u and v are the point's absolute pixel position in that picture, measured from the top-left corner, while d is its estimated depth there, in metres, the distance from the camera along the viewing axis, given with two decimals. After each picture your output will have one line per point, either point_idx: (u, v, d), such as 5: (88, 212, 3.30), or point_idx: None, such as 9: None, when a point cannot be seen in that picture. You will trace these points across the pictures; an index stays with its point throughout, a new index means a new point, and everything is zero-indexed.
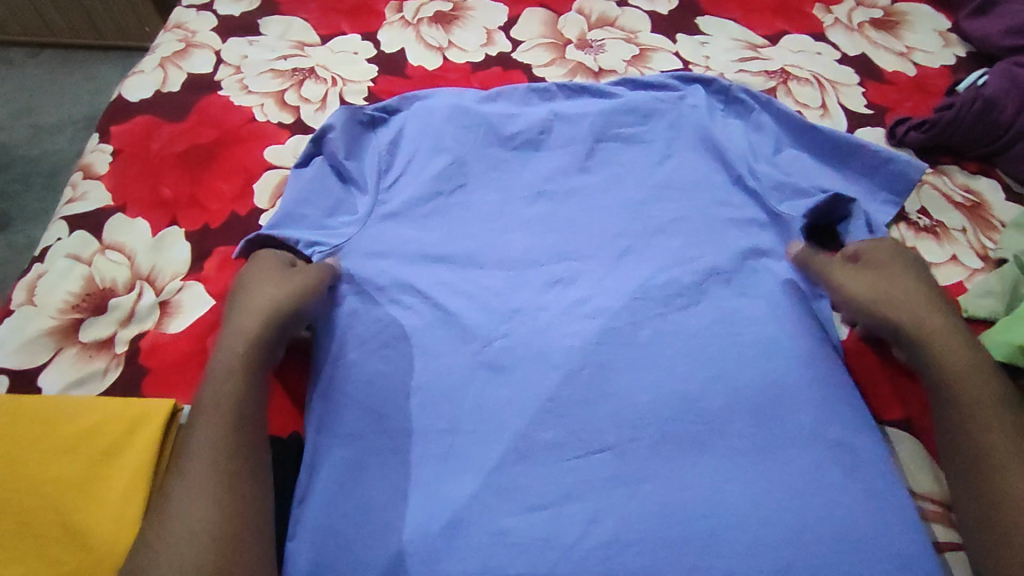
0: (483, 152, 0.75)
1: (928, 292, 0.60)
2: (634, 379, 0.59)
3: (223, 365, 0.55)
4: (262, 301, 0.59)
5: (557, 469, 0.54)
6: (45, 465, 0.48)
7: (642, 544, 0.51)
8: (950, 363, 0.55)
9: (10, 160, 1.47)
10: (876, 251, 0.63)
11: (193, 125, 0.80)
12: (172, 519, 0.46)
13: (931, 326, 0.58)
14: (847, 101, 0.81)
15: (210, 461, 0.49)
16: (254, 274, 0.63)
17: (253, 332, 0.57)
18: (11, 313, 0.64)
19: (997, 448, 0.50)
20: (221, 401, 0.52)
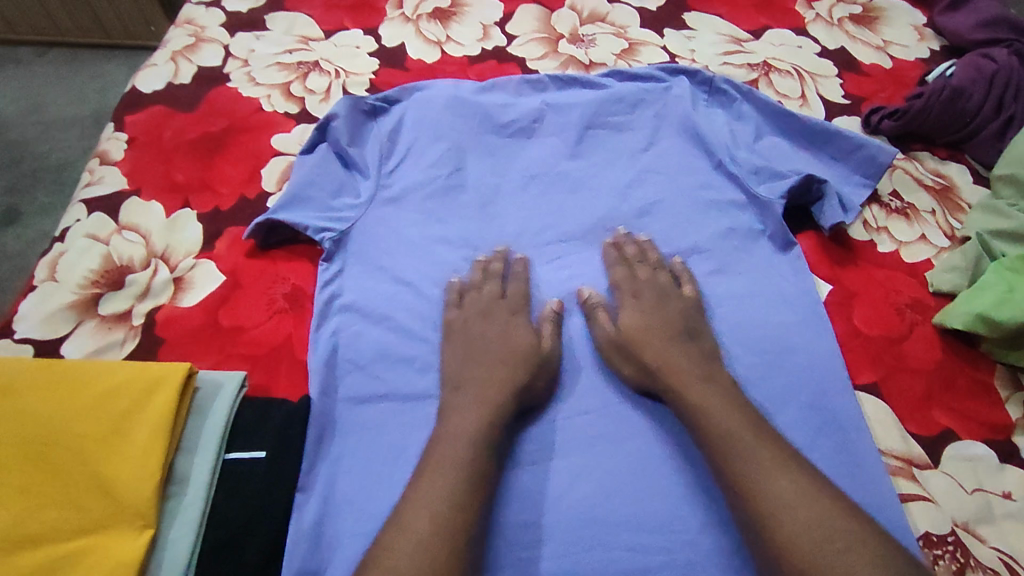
0: (479, 139, 0.79)
1: (664, 347, 0.60)
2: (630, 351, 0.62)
3: (468, 413, 0.56)
4: (526, 361, 0.60)
5: (546, 429, 0.59)
6: (72, 420, 0.52)
7: (623, 494, 0.56)
8: (699, 403, 0.55)
9: (19, 156, 1.51)
10: (630, 320, 0.63)
11: (204, 116, 0.85)
12: (413, 550, 0.47)
13: (674, 375, 0.58)
14: (825, 92, 0.85)
15: (446, 501, 0.50)
16: (487, 326, 0.63)
17: (499, 385, 0.58)
18: (34, 289, 0.68)
19: (745, 478, 0.50)
20: (460, 431, 0.55)
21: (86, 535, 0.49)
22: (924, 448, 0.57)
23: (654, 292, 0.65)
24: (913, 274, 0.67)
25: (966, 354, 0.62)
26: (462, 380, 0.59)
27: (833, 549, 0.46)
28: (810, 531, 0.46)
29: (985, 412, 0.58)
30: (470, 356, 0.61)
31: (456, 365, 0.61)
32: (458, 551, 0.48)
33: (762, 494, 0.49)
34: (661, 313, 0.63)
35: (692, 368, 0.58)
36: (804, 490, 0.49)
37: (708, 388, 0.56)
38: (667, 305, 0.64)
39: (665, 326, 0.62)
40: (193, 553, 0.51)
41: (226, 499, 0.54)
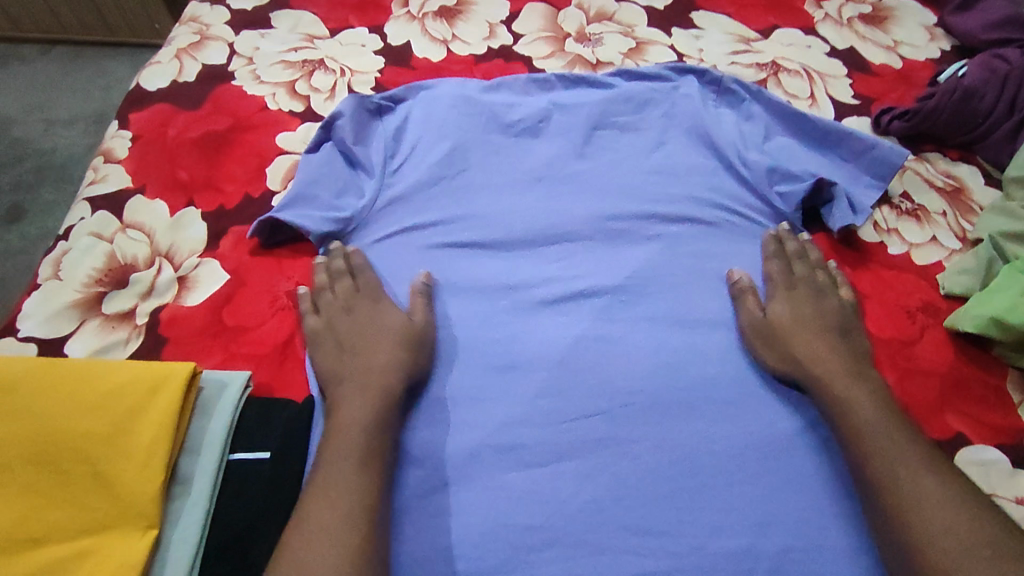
0: (485, 138, 0.78)
1: (814, 342, 0.60)
2: (636, 358, 0.62)
3: (358, 397, 0.56)
4: (399, 340, 0.61)
5: (554, 430, 0.58)
6: (75, 420, 0.52)
7: (632, 497, 0.55)
8: (845, 404, 0.55)
9: (23, 153, 1.51)
10: (778, 308, 0.63)
11: (209, 114, 0.84)
12: (316, 542, 0.48)
13: (829, 373, 0.58)
14: (835, 92, 0.84)
15: (349, 492, 0.50)
16: (371, 310, 0.64)
17: (386, 367, 0.59)
18: (38, 287, 0.68)
19: (890, 475, 0.50)
20: (350, 419, 0.55)
21: (91, 534, 0.49)
22: (936, 453, 0.56)
23: (809, 287, 0.64)
24: (924, 277, 0.66)
25: (977, 357, 0.61)
26: (343, 369, 0.60)
27: (981, 556, 0.46)
28: (956, 535, 0.47)
29: (996, 416, 0.58)
30: (350, 344, 0.62)
31: (337, 356, 0.61)
32: (365, 532, 0.49)
33: (908, 500, 0.49)
34: (816, 311, 0.63)
35: (840, 364, 0.58)
36: (952, 496, 0.49)
37: (857, 384, 0.56)
38: (822, 299, 0.64)
39: (828, 319, 0.62)
40: (197, 554, 0.50)
41: (231, 500, 0.53)
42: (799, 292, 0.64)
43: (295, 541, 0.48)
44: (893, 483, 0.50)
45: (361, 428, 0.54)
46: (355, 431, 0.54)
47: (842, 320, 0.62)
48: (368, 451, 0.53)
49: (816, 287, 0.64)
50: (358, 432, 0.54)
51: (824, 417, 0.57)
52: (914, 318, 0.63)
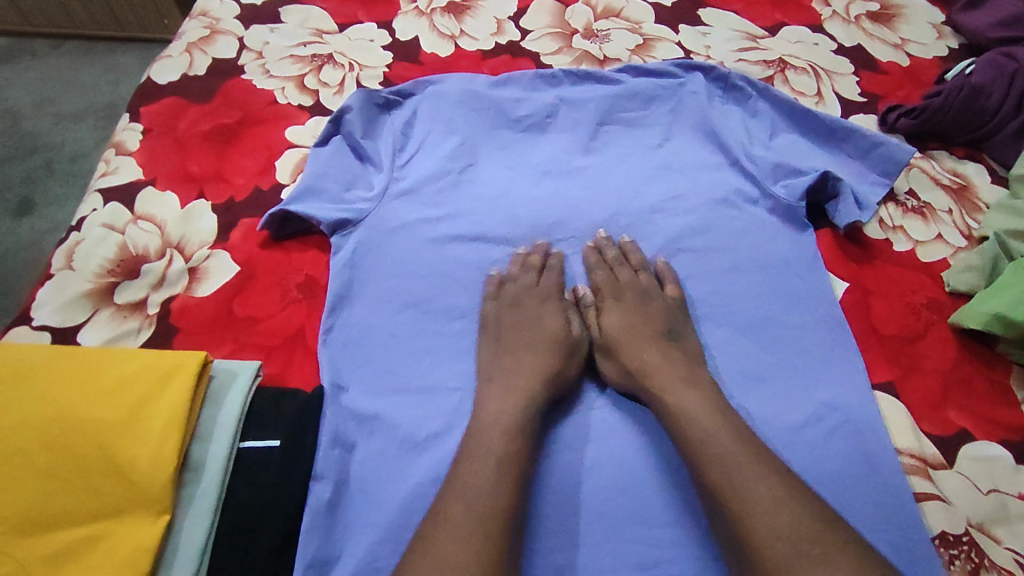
0: (493, 133, 0.79)
1: (642, 348, 0.61)
2: (615, 361, 0.62)
3: (505, 399, 0.57)
4: (526, 341, 0.63)
5: (562, 420, 0.60)
6: (88, 407, 0.53)
7: (636, 489, 0.57)
8: (674, 409, 0.55)
9: (33, 147, 1.53)
10: (613, 324, 0.64)
11: (218, 108, 0.85)
12: (462, 534, 0.48)
13: (655, 377, 0.58)
14: (842, 90, 0.85)
15: (490, 486, 0.50)
16: (536, 317, 0.65)
17: (538, 374, 0.59)
18: (51, 277, 0.69)
19: (716, 470, 0.50)
20: (498, 416, 0.55)
21: (105, 519, 0.50)
22: (938, 448, 0.57)
23: (637, 294, 0.65)
24: (929, 274, 0.67)
25: (981, 354, 0.61)
26: (494, 372, 0.60)
27: (809, 554, 0.45)
28: (783, 534, 0.46)
29: (1000, 413, 0.58)
30: (509, 339, 0.63)
31: (493, 353, 0.62)
32: (500, 533, 0.48)
33: (738, 500, 0.49)
34: (646, 316, 0.64)
35: (669, 368, 0.58)
36: (775, 493, 0.48)
37: (685, 388, 0.56)
38: (676, 303, 0.65)
39: (643, 327, 0.63)
40: (207, 539, 0.51)
41: (241, 488, 0.54)
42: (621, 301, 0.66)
43: (443, 533, 0.48)
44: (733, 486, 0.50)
45: (508, 426, 0.54)
46: (504, 430, 0.54)
47: (658, 322, 0.63)
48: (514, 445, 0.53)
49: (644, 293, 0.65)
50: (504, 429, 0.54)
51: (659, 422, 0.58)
52: (919, 314, 0.64)
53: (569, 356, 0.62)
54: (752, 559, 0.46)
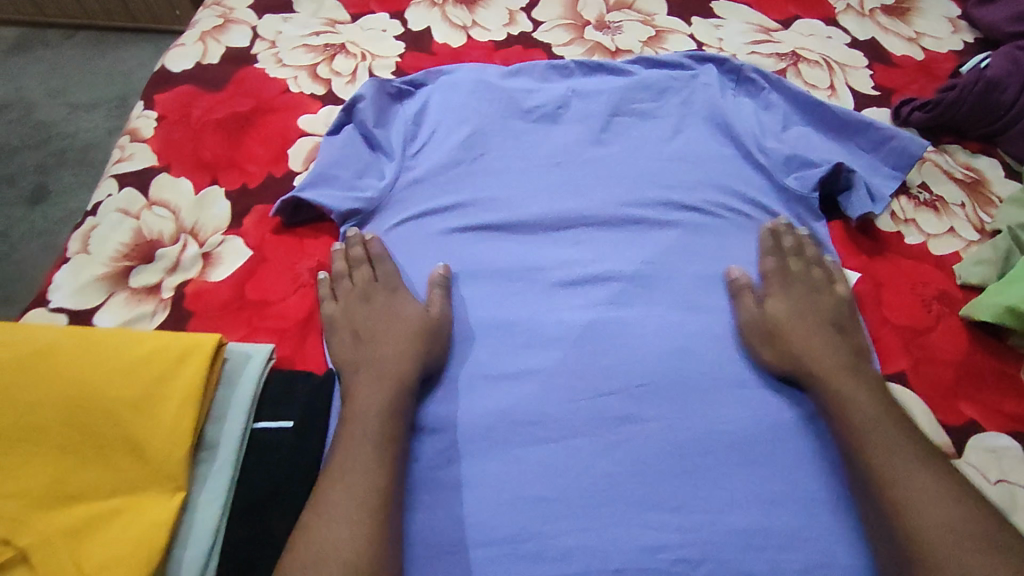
0: (504, 123, 0.79)
1: (808, 335, 0.60)
2: (774, 346, 0.61)
3: (374, 388, 0.57)
4: (401, 328, 0.62)
5: (572, 406, 0.59)
6: (107, 386, 0.54)
7: (644, 474, 0.56)
8: (839, 397, 0.55)
9: (46, 136, 1.54)
10: (776, 307, 0.63)
11: (232, 95, 0.86)
12: (340, 522, 0.49)
13: (819, 364, 0.58)
14: (855, 83, 0.84)
15: (366, 474, 0.51)
16: (393, 304, 0.64)
17: (402, 360, 0.59)
18: (67, 261, 0.70)
19: (877, 461, 0.51)
20: (366, 402, 0.55)
21: (122, 495, 0.51)
22: (948, 439, 0.57)
23: (805, 285, 0.64)
24: (941, 267, 0.66)
25: (992, 347, 0.61)
26: (360, 362, 0.60)
27: (967, 548, 0.46)
28: (946, 526, 0.47)
29: (1011, 405, 0.58)
30: (381, 325, 0.62)
31: (354, 343, 0.62)
32: (379, 521, 0.50)
33: (893, 489, 0.50)
34: (813, 305, 0.62)
35: (832, 357, 0.58)
36: (935, 490, 0.49)
37: (851, 378, 0.56)
38: (817, 295, 0.63)
39: (815, 316, 0.62)
40: (224, 514, 0.52)
41: (255, 467, 0.55)
42: (793, 288, 0.64)
43: (315, 523, 0.49)
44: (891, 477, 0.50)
45: (379, 411, 0.55)
46: (372, 416, 0.54)
47: (835, 313, 0.62)
48: (378, 429, 0.54)
49: (823, 278, 0.64)
50: (367, 416, 0.54)
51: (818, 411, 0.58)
52: (928, 305, 0.64)
53: (434, 335, 0.62)
54: (907, 548, 0.47)
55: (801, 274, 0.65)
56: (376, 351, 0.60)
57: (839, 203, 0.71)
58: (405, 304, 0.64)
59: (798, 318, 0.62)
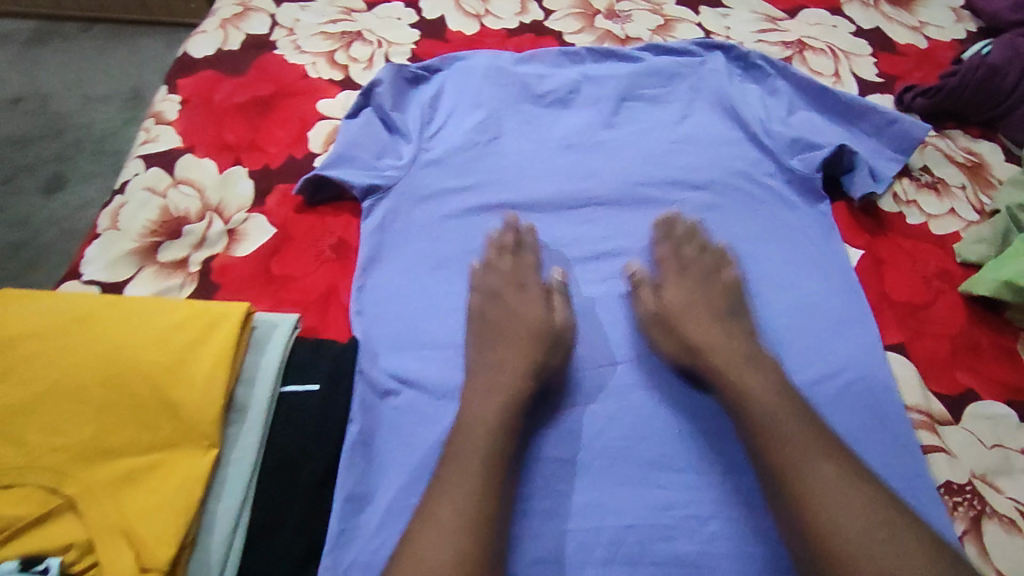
0: (518, 107, 0.81)
1: (707, 324, 0.61)
2: (674, 337, 0.61)
3: (493, 392, 0.56)
4: (524, 340, 0.61)
5: (583, 375, 0.61)
6: (142, 350, 0.57)
7: (653, 438, 0.58)
8: (737, 386, 0.55)
9: (62, 126, 1.57)
10: (674, 298, 0.64)
11: (252, 80, 0.88)
12: (446, 539, 0.48)
13: (717, 355, 0.58)
14: (859, 70, 0.86)
15: (479, 490, 0.50)
16: (514, 306, 0.64)
17: (523, 365, 0.59)
18: (98, 237, 0.73)
19: (779, 444, 0.51)
20: (477, 414, 0.55)
21: (158, 452, 0.54)
22: (946, 406, 0.59)
23: (699, 273, 0.65)
24: (941, 245, 0.69)
25: (989, 320, 0.63)
26: (479, 364, 0.60)
27: (875, 538, 0.46)
28: (847, 516, 0.47)
29: (1007, 375, 0.60)
30: (505, 322, 0.63)
31: (478, 342, 0.62)
32: (488, 519, 0.50)
33: (800, 478, 0.50)
34: (712, 294, 0.63)
35: (732, 346, 0.58)
36: (842, 477, 0.49)
37: (751, 368, 0.56)
38: (711, 283, 0.65)
39: (711, 306, 0.62)
40: (253, 472, 0.55)
41: (282, 429, 0.58)
42: (677, 277, 0.65)
43: (421, 538, 0.48)
44: (794, 466, 0.50)
45: (490, 425, 0.54)
46: (481, 431, 0.54)
47: (713, 301, 0.63)
48: (487, 444, 0.53)
49: (712, 267, 0.66)
50: (484, 430, 0.54)
51: (722, 403, 0.57)
52: (929, 282, 0.66)
53: (553, 344, 0.61)
54: (810, 535, 0.48)
55: (706, 266, 0.66)
56: (485, 363, 0.60)
57: (843, 183, 0.73)
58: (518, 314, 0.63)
59: (691, 308, 0.63)
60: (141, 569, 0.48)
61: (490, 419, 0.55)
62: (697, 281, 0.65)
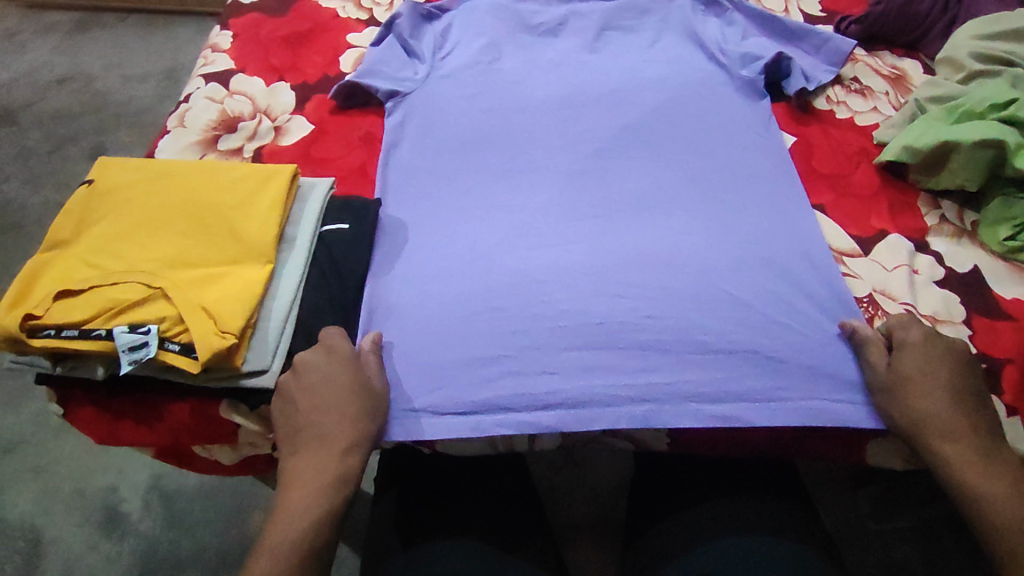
0: (515, 37, 0.97)
1: (943, 404, 0.58)
2: (901, 405, 0.59)
3: (306, 486, 0.59)
4: (354, 409, 0.61)
5: (567, 227, 0.76)
6: (216, 195, 0.72)
7: (621, 266, 0.72)
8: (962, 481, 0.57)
9: (104, 103, 1.75)
10: (908, 364, 0.60)
11: (290, 18, 1.04)
12: None
13: (953, 447, 0.57)
14: (805, 7, 1.01)
15: None
16: (324, 370, 0.62)
17: (343, 448, 0.60)
18: (169, 132, 0.89)
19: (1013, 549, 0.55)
20: (291, 506, 0.58)
21: (228, 265, 0.68)
22: (856, 243, 0.74)
23: (945, 348, 0.61)
24: (863, 133, 0.83)
25: (896, 183, 0.78)
26: (298, 442, 0.60)
27: None
28: None
29: (907, 221, 0.75)
30: (326, 387, 0.61)
31: (294, 415, 0.61)
32: None
33: None
34: (952, 370, 0.60)
35: (969, 440, 0.57)
36: None
37: (985, 465, 0.57)
38: (955, 361, 0.60)
39: (956, 379, 0.59)
40: (301, 283, 0.69)
41: (323, 252, 0.72)
42: (917, 343, 0.61)
43: None
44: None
45: (303, 515, 0.58)
46: (292, 524, 0.58)
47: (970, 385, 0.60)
48: (296, 535, 0.57)
49: (948, 345, 0.61)
50: (292, 525, 0.58)
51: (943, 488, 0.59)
52: (852, 156, 0.81)
53: (374, 408, 0.62)
54: None
55: (942, 340, 0.62)
56: (302, 440, 0.60)
57: (784, 87, 0.88)
58: (337, 377, 0.62)
59: (936, 381, 0.59)
60: (219, 330, 0.62)
61: (301, 509, 0.58)
62: (939, 354, 0.61)
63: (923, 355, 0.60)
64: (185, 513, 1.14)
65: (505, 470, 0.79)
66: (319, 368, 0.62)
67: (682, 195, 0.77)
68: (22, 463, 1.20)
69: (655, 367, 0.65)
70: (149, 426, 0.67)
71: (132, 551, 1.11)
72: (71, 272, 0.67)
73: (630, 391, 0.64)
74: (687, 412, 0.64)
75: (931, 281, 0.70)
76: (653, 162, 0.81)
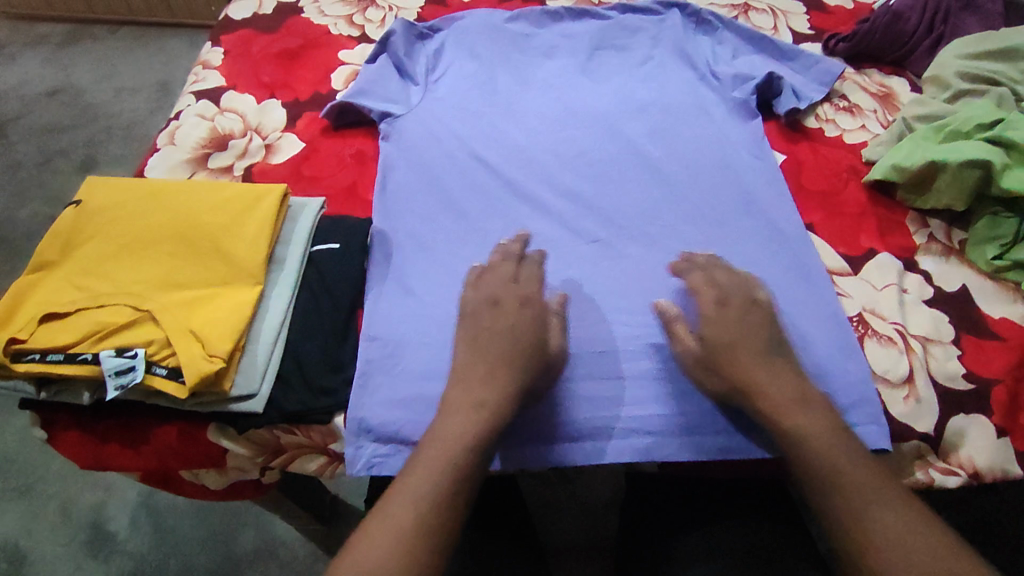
0: (509, 56, 0.97)
1: (752, 364, 0.59)
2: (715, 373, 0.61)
3: (461, 417, 0.57)
4: (525, 353, 0.61)
5: (559, 249, 0.76)
6: (206, 215, 0.71)
7: (613, 288, 0.72)
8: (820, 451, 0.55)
9: (95, 115, 1.74)
10: (713, 331, 0.61)
11: (282, 36, 1.04)
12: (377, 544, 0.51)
13: (771, 405, 0.57)
14: (795, 25, 1.02)
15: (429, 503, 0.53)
16: (511, 318, 0.63)
17: (505, 390, 0.59)
18: (159, 150, 0.89)
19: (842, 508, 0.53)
20: (450, 431, 0.56)
21: (217, 287, 0.68)
22: (846, 261, 0.74)
23: (739, 309, 0.62)
24: (853, 152, 0.84)
25: (884, 201, 0.79)
26: (461, 377, 0.60)
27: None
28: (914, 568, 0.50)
29: (896, 239, 0.75)
30: (471, 346, 0.61)
31: (469, 353, 0.61)
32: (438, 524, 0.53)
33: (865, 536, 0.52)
34: (754, 332, 0.61)
35: (792, 403, 0.57)
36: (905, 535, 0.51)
37: (806, 423, 0.57)
38: (745, 321, 0.62)
39: (760, 341, 0.60)
40: (291, 305, 0.69)
41: (313, 273, 0.72)
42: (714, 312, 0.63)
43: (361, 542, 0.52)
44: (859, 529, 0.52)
45: (462, 438, 0.56)
46: (447, 446, 0.55)
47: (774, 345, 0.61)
48: (450, 459, 0.55)
49: (761, 311, 0.62)
50: (449, 449, 0.55)
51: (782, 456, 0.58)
52: (841, 175, 0.81)
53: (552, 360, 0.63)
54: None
55: (738, 306, 0.63)
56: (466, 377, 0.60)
57: (776, 106, 0.88)
58: (517, 323, 0.62)
59: (735, 342, 0.60)
60: (207, 355, 0.61)
61: (455, 436, 0.56)
62: (740, 320, 0.62)
63: (722, 323, 0.62)
64: (174, 531, 1.12)
65: (500, 494, 0.78)
66: (512, 318, 0.63)
67: (672, 217, 0.78)
68: (8, 482, 1.18)
69: (649, 390, 0.66)
70: (134, 450, 0.66)
71: (120, 570, 1.10)
72: (57, 295, 0.66)
73: (629, 422, 0.65)
74: (685, 443, 0.64)
75: (920, 300, 0.71)
76: (644, 184, 0.81)
